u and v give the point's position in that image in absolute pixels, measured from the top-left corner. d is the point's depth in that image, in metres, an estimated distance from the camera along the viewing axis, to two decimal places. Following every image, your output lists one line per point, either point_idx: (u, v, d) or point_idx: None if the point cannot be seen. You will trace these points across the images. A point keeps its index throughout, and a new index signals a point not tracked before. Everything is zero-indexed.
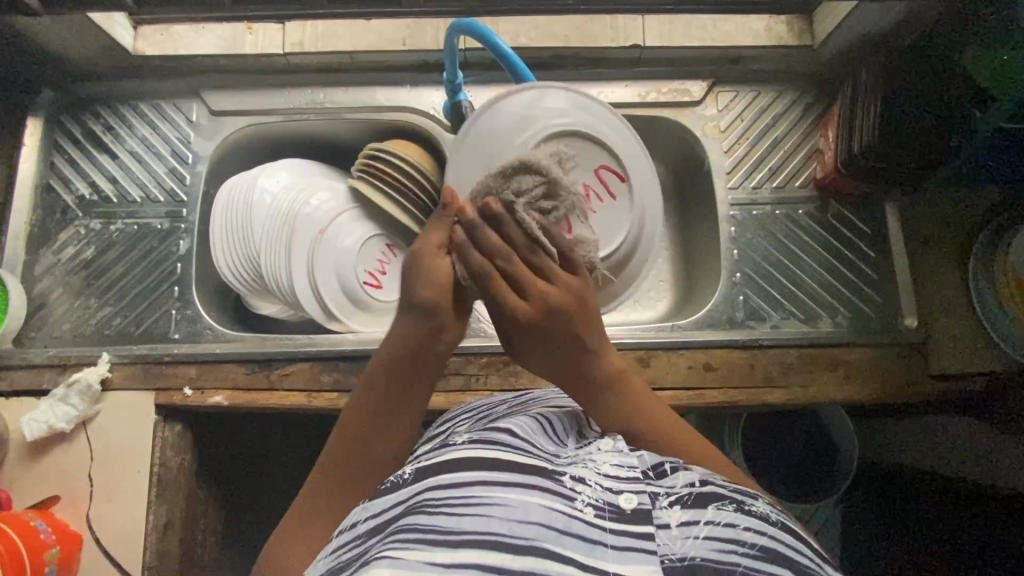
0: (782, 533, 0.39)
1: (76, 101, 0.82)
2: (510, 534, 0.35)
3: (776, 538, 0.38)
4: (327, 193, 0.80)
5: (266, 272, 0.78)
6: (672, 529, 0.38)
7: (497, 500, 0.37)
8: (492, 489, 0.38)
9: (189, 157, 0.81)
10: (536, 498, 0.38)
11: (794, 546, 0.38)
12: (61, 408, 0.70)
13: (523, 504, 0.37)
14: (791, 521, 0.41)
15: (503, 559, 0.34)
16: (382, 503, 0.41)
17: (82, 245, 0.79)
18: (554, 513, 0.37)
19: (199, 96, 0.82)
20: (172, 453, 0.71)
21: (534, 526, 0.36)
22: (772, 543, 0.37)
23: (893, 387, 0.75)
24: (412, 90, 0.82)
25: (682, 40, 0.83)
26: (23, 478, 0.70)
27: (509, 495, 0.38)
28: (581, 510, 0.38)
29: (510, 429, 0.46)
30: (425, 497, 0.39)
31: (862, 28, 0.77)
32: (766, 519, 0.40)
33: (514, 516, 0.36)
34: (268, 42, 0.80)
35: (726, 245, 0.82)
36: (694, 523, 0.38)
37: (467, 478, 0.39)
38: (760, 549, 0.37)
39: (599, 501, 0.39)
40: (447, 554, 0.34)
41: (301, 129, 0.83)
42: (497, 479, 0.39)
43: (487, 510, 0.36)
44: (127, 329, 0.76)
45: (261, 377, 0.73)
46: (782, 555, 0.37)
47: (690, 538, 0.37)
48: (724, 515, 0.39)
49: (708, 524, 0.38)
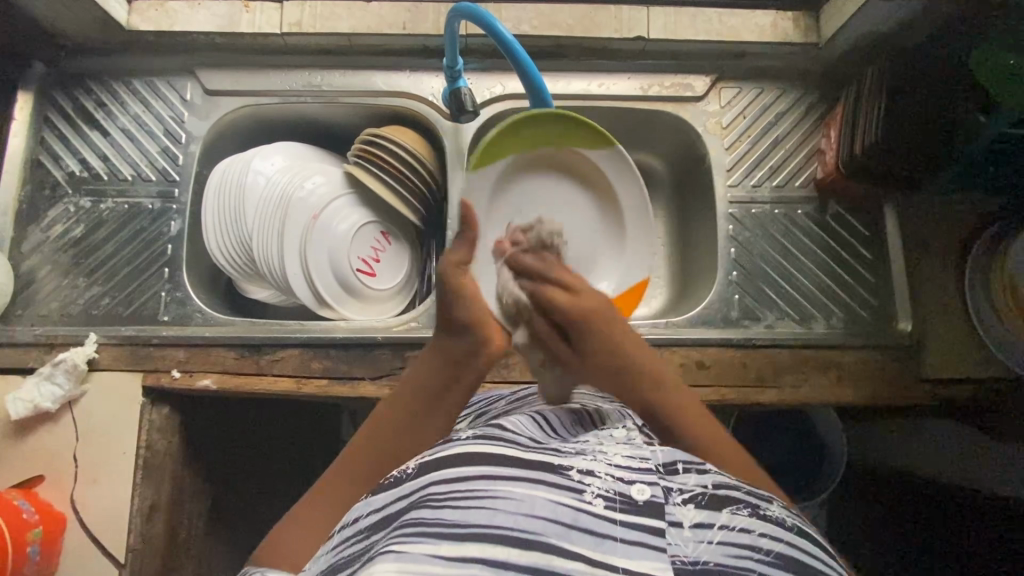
0: (797, 539, 0.40)
1: (67, 75, 0.80)
2: (516, 528, 0.35)
3: (792, 545, 0.39)
4: (322, 178, 0.79)
5: (256, 256, 0.77)
6: (684, 530, 0.38)
7: (502, 493, 0.37)
8: (496, 483, 0.38)
9: (183, 137, 0.80)
10: (542, 491, 0.38)
11: (810, 551, 0.39)
12: (48, 386, 0.69)
13: (528, 498, 0.37)
14: (804, 524, 0.42)
15: (508, 552, 0.34)
16: (384, 497, 0.41)
17: (72, 223, 0.78)
18: (561, 508, 0.37)
19: (194, 75, 0.80)
20: (159, 436, 0.71)
21: (541, 520, 0.36)
22: (789, 551, 0.38)
23: (887, 392, 0.75)
24: (411, 75, 0.80)
25: (687, 33, 0.81)
26: (6, 456, 0.69)
27: (515, 489, 0.38)
28: (591, 502, 0.38)
29: (512, 426, 0.46)
30: (429, 491, 0.38)
31: (871, 26, 0.76)
32: (782, 524, 0.40)
33: (520, 509, 0.36)
34: (265, 22, 0.78)
35: (724, 243, 0.82)
36: (709, 526, 0.38)
37: (471, 471, 0.39)
38: (776, 556, 0.38)
39: (611, 491, 0.39)
40: (453, 548, 0.34)
41: (297, 111, 0.82)
42: (503, 472, 0.39)
43: (492, 503, 0.37)
44: (115, 309, 0.75)
45: (250, 362, 0.72)
46: (797, 561, 0.38)
47: (704, 542, 0.37)
48: (739, 520, 0.39)
49: (723, 528, 0.38)
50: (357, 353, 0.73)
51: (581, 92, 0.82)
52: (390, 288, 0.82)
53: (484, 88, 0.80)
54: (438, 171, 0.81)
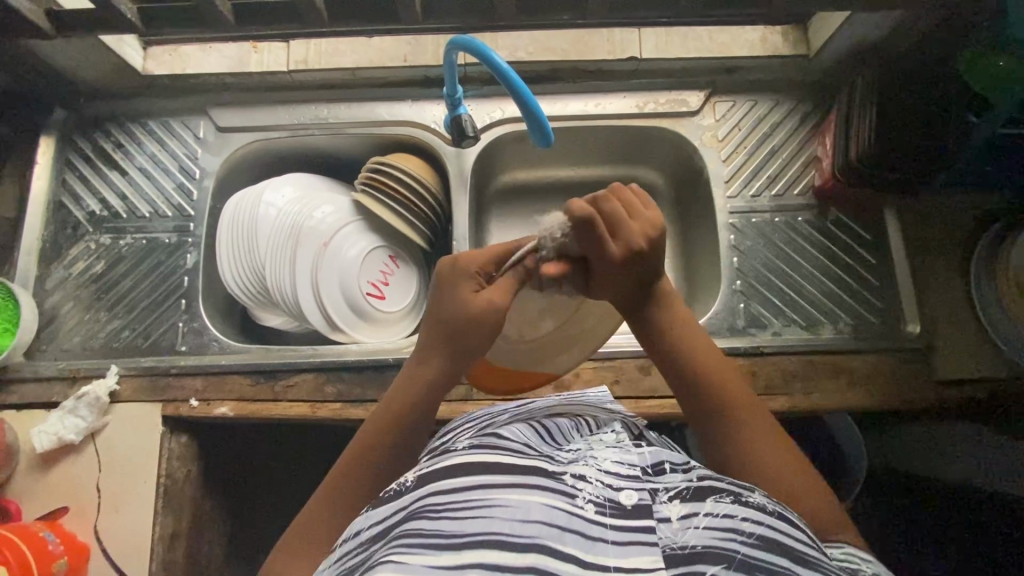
0: (779, 521, 0.40)
1: (87, 120, 0.84)
2: (513, 534, 0.36)
3: (773, 527, 0.40)
4: (331, 207, 0.82)
5: (269, 284, 0.79)
6: (672, 523, 0.39)
7: (497, 501, 0.38)
8: (493, 491, 0.39)
9: (197, 173, 0.83)
10: (537, 497, 0.38)
11: (793, 533, 0.40)
12: (71, 420, 0.71)
13: (523, 503, 0.38)
14: (786, 509, 0.42)
15: (505, 557, 0.35)
16: (386, 509, 0.42)
17: (92, 260, 0.81)
18: (555, 511, 0.38)
19: (206, 113, 0.84)
20: (178, 464, 0.72)
21: (536, 524, 0.37)
22: (770, 532, 0.39)
23: (900, 395, 0.75)
24: (413, 104, 0.83)
25: (679, 51, 0.84)
26: (32, 489, 0.71)
27: (510, 495, 0.38)
28: (582, 506, 0.38)
29: (509, 433, 0.47)
30: (425, 501, 0.39)
31: (856, 39, 0.78)
32: (763, 509, 0.41)
33: (515, 516, 0.37)
34: (273, 61, 0.81)
35: (726, 253, 0.83)
36: (694, 515, 0.39)
37: (465, 481, 0.40)
38: (758, 538, 0.38)
39: (600, 496, 0.39)
40: (451, 557, 0.35)
41: (306, 143, 0.85)
42: (496, 480, 0.40)
43: (489, 511, 0.37)
44: (135, 341, 0.77)
45: (266, 389, 0.74)
46: (780, 543, 0.38)
47: (690, 528, 0.38)
48: (722, 507, 0.40)
49: (707, 515, 0.39)
50: (368, 375, 0.74)
51: (577, 112, 0.84)
52: (399, 310, 0.84)
53: (484, 113, 0.83)
54: (443, 196, 0.83)
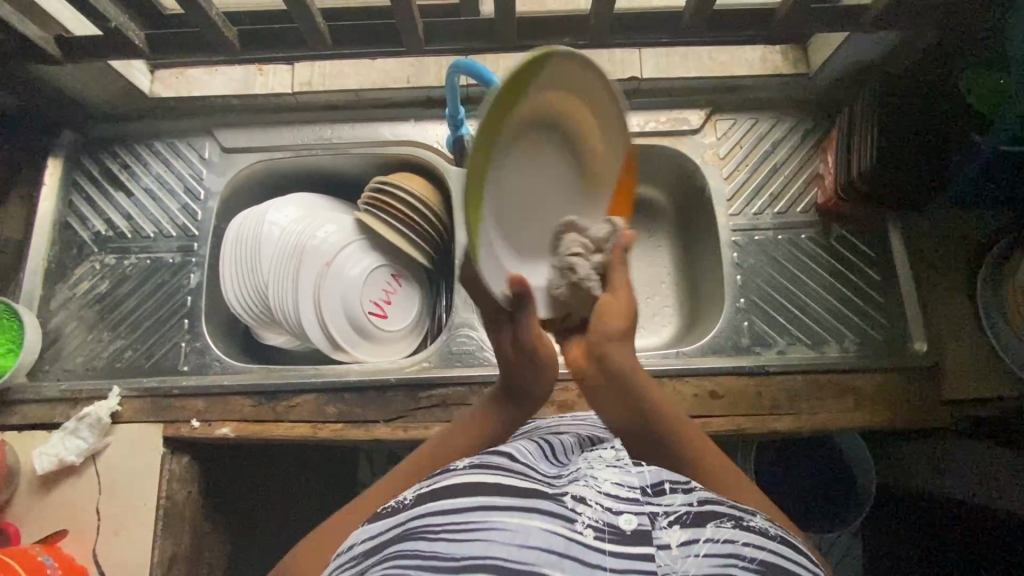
0: (780, 546, 0.39)
1: (93, 141, 0.85)
2: (511, 560, 0.35)
3: (776, 553, 0.39)
4: (334, 225, 0.82)
5: (272, 303, 0.79)
6: (672, 550, 0.37)
7: (496, 524, 0.37)
8: (493, 513, 0.38)
9: (202, 193, 0.83)
10: (537, 521, 0.38)
11: (793, 559, 0.39)
12: (73, 441, 0.71)
13: (523, 528, 0.37)
14: (785, 532, 0.42)
15: None
16: (381, 525, 0.42)
17: (97, 280, 0.81)
18: (556, 537, 0.37)
19: (212, 134, 0.84)
20: (178, 485, 0.72)
21: (535, 551, 0.36)
22: (771, 557, 0.38)
23: (906, 414, 0.74)
24: (416, 125, 0.84)
25: (679, 71, 0.86)
26: (33, 510, 0.70)
27: (509, 518, 0.38)
28: (581, 532, 0.38)
29: (509, 450, 0.46)
30: (425, 522, 0.39)
31: (854, 58, 0.79)
32: (764, 534, 0.40)
33: (514, 540, 0.36)
34: (277, 83, 0.85)
35: (729, 270, 0.82)
36: (695, 542, 0.38)
37: (465, 501, 0.39)
38: (760, 563, 0.37)
39: (600, 521, 0.38)
40: None
41: (310, 163, 0.85)
42: (497, 501, 0.39)
43: (486, 535, 0.37)
44: (138, 361, 0.77)
45: (267, 410, 0.73)
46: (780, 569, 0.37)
47: (690, 556, 0.37)
48: (723, 532, 0.39)
49: (708, 542, 0.38)
50: (370, 397, 0.73)
51: None
52: (401, 329, 0.84)
53: None
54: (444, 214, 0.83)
